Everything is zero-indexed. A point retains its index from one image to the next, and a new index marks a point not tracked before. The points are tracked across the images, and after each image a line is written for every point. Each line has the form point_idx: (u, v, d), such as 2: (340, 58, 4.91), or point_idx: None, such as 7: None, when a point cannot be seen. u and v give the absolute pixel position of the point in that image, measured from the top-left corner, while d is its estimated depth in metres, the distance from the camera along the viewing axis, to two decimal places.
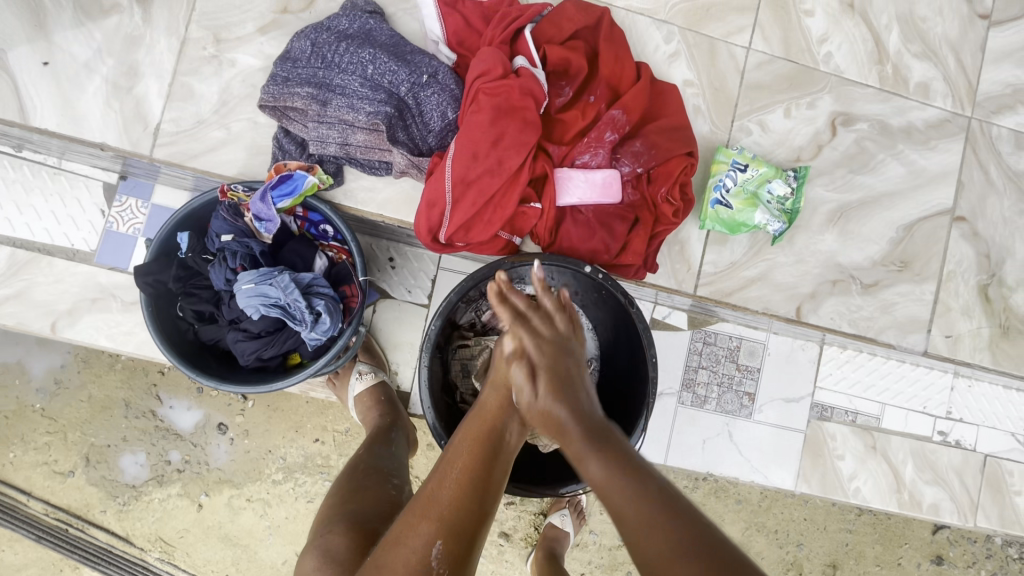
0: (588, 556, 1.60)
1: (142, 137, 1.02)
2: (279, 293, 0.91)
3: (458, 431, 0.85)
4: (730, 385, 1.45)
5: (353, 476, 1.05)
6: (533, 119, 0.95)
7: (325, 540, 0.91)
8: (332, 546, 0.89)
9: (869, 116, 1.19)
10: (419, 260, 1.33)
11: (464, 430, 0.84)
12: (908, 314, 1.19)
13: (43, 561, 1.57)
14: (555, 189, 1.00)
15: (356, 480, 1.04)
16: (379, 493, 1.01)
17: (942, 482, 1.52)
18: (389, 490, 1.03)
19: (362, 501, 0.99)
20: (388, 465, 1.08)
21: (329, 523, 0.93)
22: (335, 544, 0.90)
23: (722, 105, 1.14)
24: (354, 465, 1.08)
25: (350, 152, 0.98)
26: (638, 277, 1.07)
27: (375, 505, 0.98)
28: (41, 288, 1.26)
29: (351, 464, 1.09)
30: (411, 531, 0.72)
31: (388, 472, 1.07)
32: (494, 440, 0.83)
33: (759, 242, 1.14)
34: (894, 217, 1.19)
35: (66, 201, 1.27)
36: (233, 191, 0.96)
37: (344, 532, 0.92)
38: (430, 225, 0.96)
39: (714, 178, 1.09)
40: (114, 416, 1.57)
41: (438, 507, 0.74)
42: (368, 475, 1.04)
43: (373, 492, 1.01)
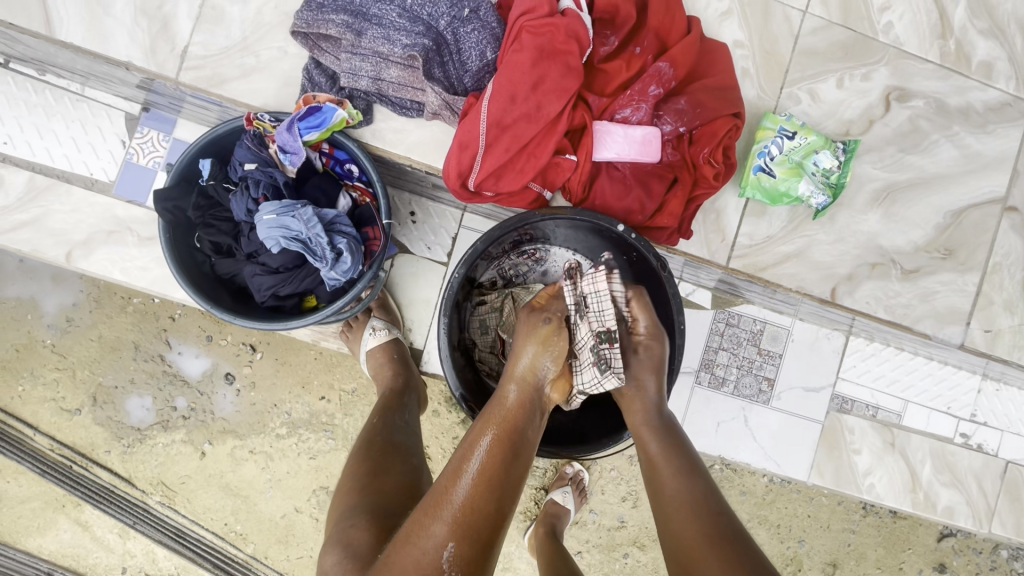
0: (586, 535, 1.59)
1: (168, 59, 0.98)
2: (301, 226, 0.87)
3: (476, 430, 0.80)
4: (749, 369, 1.41)
5: (369, 454, 0.99)
6: (575, 64, 0.90)
7: (346, 532, 0.84)
8: (354, 539, 0.82)
9: (926, 93, 1.12)
10: (441, 217, 1.29)
11: (486, 419, 0.80)
12: (948, 304, 1.14)
13: (46, 495, 1.58)
14: (592, 142, 0.96)
15: (376, 461, 0.98)
16: (398, 475, 0.96)
17: (958, 485, 1.48)
18: (408, 470, 0.98)
19: (382, 486, 0.93)
20: (404, 441, 1.05)
21: (351, 515, 0.86)
22: (356, 541, 0.82)
23: (772, 70, 1.08)
24: (369, 442, 1.02)
25: (382, 88, 0.94)
26: (670, 242, 1.03)
27: (396, 493, 0.92)
28: (57, 216, 1.24)
29: (365, 439, 1.04)
30: (422, 531, 0.68)
31: (406, 451, 1.03)
32: (514, 439, 0.79)
33: (798, 217, 1.09)
34: (941, 202, 1.13)
35: (88, 129, 1.25)
36: (259, 120, 0.92)
37: (366, 526, 0.84)
38: (461, 168, 0.92)
39: (758, 144, 1.03)
40: (123, 358, 1.56)
41: (453, 509, 0.69)
42: (385, 455, 1.00)
43: (393, 474, 0.96)
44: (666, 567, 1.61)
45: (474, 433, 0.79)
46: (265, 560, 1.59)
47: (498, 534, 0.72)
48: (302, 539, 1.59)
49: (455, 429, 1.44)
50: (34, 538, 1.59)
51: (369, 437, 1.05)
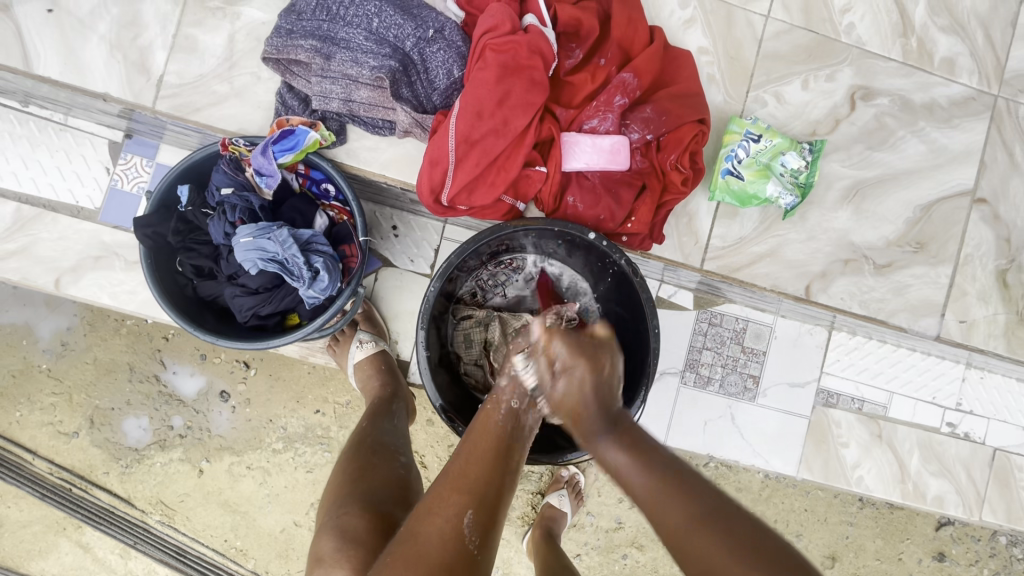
0: (584, 537, 1.60)
1: (144, 89, 1.00)
2: (277, 248, 0.90)
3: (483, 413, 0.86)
4: (734, 367, 1.43)
5: (358, 453, 1.03)
6: (540, 79, 0.92)
7: (341, 520, 0.90)
8: (349, 527, 0.88)
9: (891, 91, 1.14)
10: (422, 230, 1.31)
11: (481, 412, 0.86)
12: (922, 296, 1.16)
13: (47, 519, 1.60)
14: (561, 153, 0.98)
15: (364, 458, 1.02)
16: (388, 472, 1.00)
17: (947, 473, 1.49)
18: (397, 468, 1.01)
19: (372, 479, 0.97)
20: (392, 441, 1.07)
21: (343, 505, 0.92)
22: (353, 527, 0.88)
23: (737, 74, 1.11)
24: (358, 443, 1.05)
25: (353, 109, 0.96)
26: (643, 247, 1.06)
27: (386, 486, 0.97)
28: (45, 244, 1.26)
29: (355, 440, 1.07)
30: (442, 505, 0.71)
31: (395, 450, 1.05)
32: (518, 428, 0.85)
33: (769, 217, 1.11)
34: (911, 196, 1.15)
35: (72, 158, 1.27)
36: (234, 145, 0.95)
37: (360, 513, 0.90)
38: (433, 185, 0.95)
39: (725, 148, 1.05)
40: (118, 380, 1.58)
41: (471, 479, 0.74)
42: (374, 453, 1.03)
43: (382, 471, 0.99)
44: (665, 567, 1.62)
45: (480, 417, 0.85)
46: (266, 574, 1.61)
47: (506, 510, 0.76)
48: (302, 552, 1.61)
49: (448, 438, 1.45)
50: (36, 561, 1.60)
51: (357, 439, 1.08)
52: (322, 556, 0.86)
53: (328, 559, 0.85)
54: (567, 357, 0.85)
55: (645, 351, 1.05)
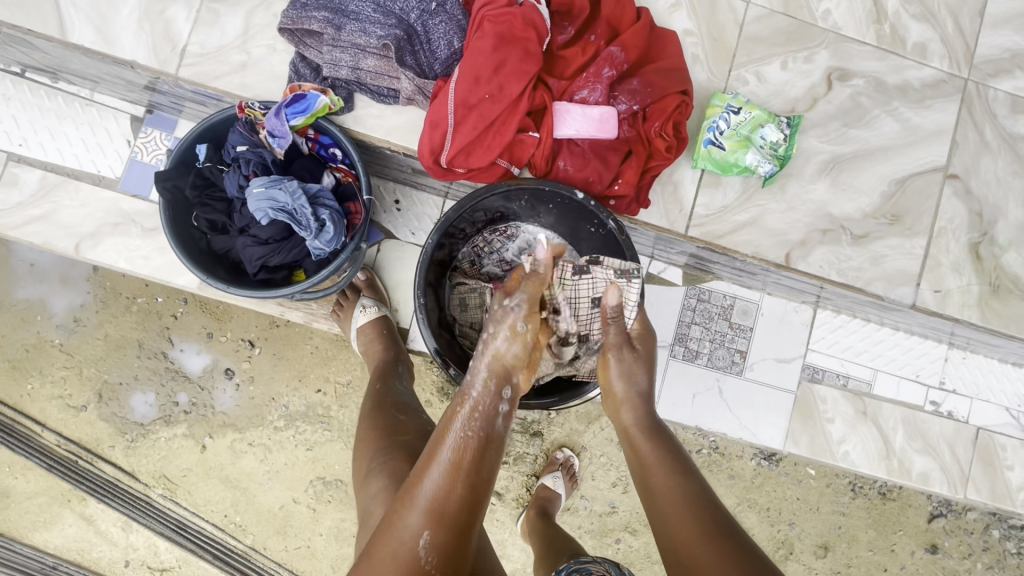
0: (577, 520, 1.63)
1: (169, 57, 1.09)
2: (288, 199, 0.96)
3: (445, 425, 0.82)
4: (722, 343, 1.48)
5: (384, 412, 1.13)
6: (533, 49, 1.00)
7: (389, 463, 1.01)
8: (397, 470, 0.99)
9: (866, 73, 1.22)
10: (423, 204, 1.38)
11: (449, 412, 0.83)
12: (898, 267, 1.21)
13: (53, 491, 1.64)
14: (553, 120, 1.05)
15: (391, 415, 1.13)
16: (416, 425, 1.12)
17: (932, 451, 1.53)
18: (422, 421, 1.15)
19: (407, 433, 1.10)
20: (410, 400, 1.19)
21: (390, 452, 1.03)
22: (399, 467, 1.00)
23: (720, 53, 1.18)
24: (380, 402, 1.15)
25: (361, 77, 1.04)
26: (630, 212, 1.12)
27: (420, 437, 1.09)
28: (67, 210, 1.33)
29: (375, 400, 1.16)
30: (399, 523, 0.74)
31: (414, 408, 1.17)
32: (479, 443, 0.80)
33: (751, 187, 1.17)
34: (886, 172, 1.21)
35: (96, 131, 1.35)
36: (250, 109, 1.03)
37: (407, 459, 1.02)
38: (433, 146, 1.01)
39: (708, 120, 1.12)
40: (127, 356, 1.64)
41: (425, 502, 0.74)
42: (399, 411, 1.15)
43: (411, 425, 1.12)
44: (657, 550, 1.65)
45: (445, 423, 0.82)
46: (265, 551, 1.64)
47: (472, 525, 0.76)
48: (301, 529, 1.65)
49: (445, 411, 1.50)
50: (41, 532, 1.65)
51: (375, 398, 1.17)
52: (373, 494, 0.97)
53: (378, 495, 0.96)
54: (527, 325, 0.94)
55: None
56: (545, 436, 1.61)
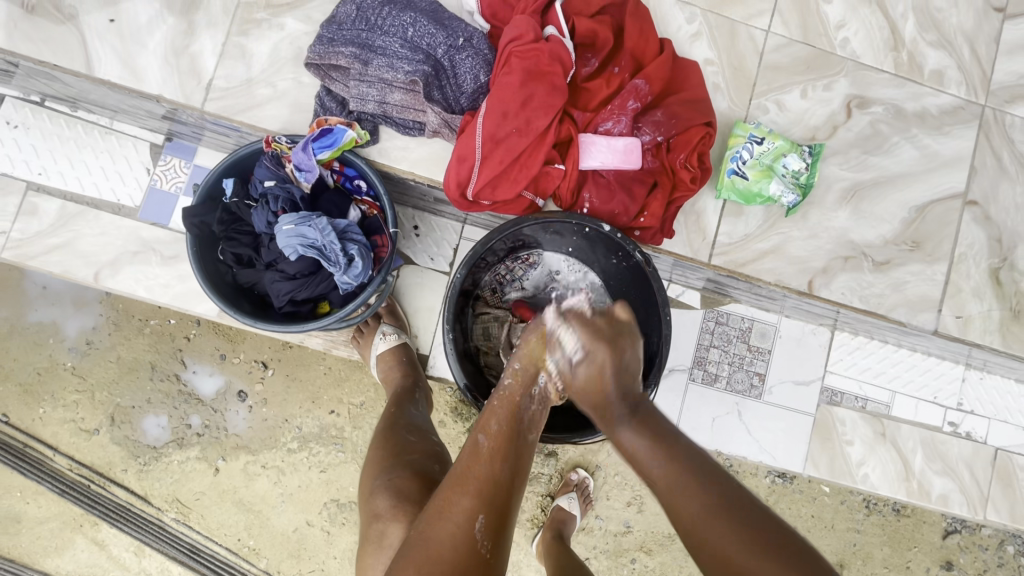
0: (593, 541, 1.62)
1: (195, 91, 1.09)
2: (317, 235, 0.96)
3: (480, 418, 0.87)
4: (741, 365, 1.48)
5: (394, 431, 1.08)
6: (560, 84, 1.01)
7: (392, 483, 0.96)
8: (402, 488, 0.95)
9: (885, 100, 1.23)
10: (442, 229, 1.38)
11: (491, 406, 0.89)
12: (919, 293, 1.21)
13: (64, 515, 1.63)
14: (578, 152, 1.05)
15: (400, 434, 1.08)
16: (425, 444, 1.06)
17: (951, 473, 1.53)
18: (433, 445, 1.07)
19: (414, 451, 1.03)
20: (422, 423, 1.13)
21: (394, 469, 0.98)
22: (406, 486, 0.95)
23: (741, 83, 1.19)
24: (392, 423, 1.11)
25: (387, 110, 1.05)
26: (654, 241, 1.12)
27: (425, 457, 1.03)
28: (86, 239, 1.33)
29: (387, 422, 1.12)
30: (453, 505, 0.75)
31: (426, 429, 1.11)
32: (510, 431, 0.85)
33: (773, 215, 1.18)
34: (906, 198, 1.22)
35: (115, 159, 1.35)
36: (277, 143, 1.02)
37: (410, 476, 0.97)
38: (460, 179, 1.02)
39: (731, 150, 1.13)
40: (140, 378, 1.63)
41: (477, 480, 0.77)
42: (411, 432, 1.09)
43: (421, 446, 1.05)
44: (673, 571, 1.63)
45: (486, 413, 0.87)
46: (277, 574, 1.63)
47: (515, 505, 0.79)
48: (315, 553, 1.63)
49: (460, 430, 1.47)
50: (52, 558, 1.63)
51: (389, 420, 1.13)
52: (379, 513, 0.92)
53: (387, 513, 0.91)
54: (586, 343, 0.89)
55: (657, 340, 1.10)
56: (561, 456, 1.60)
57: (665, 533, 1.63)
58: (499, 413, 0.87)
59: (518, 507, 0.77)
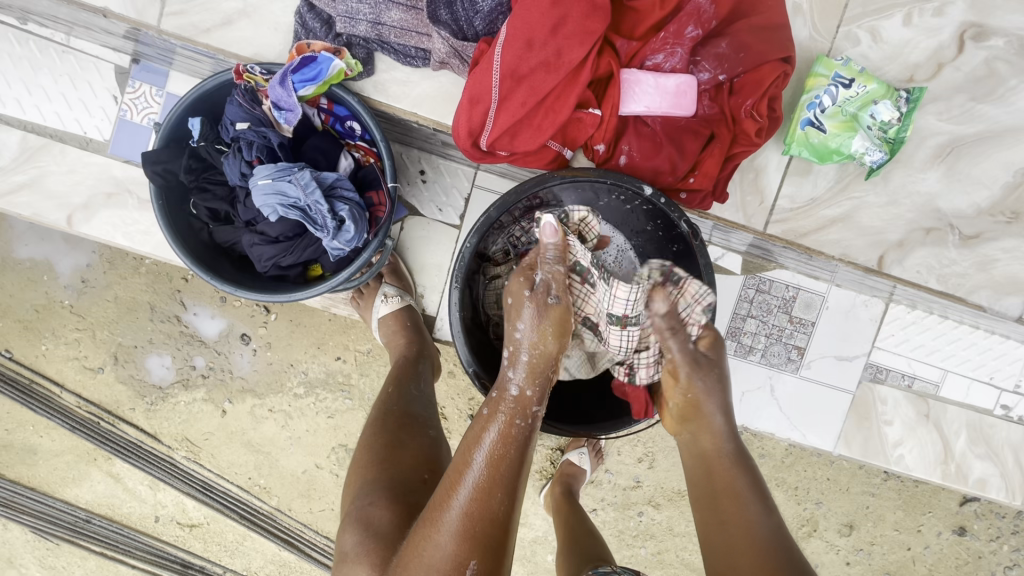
0: (601, 494, 1.50)
1: (148, 6, 0.96)
2: (299, 193, 0.81)
3: (473, 432, 0.75)
4: (779, 338, 1.33)
5: (385, 428, 0.93)
6: (601, 3, 0.79)
7: (364, 510, 0.81)
8: (374, 519, 0.80)
9: (1009, 30, 0.97)
10: (452, 175, 1.19)
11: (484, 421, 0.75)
12: (1009, 273, 1.03)
13: (78, 449, 1.50)
14: (619, 94, 0.85)
15: (391, 432, 0.93)
16: (417, 449, 0.91)
17: (993, 457, 1.41)
18: (427, 445, 0.93)
19: (400, 462, 0.88)
20: (420, 412, 0.99)
21: (369, 493, 0.83)
22: (378, 519, 0.79)
23: (829, 5, 0.94)
24: (385, 413, 0.97)
25: (382, 33, 0.86)
26: (704, 207, 0.94)
27: (414, 469, 0.88)
28: (54, 177, 1.18)
29: (381, 411, 0.98)
30: (431, 543, 0.67)
31: (423, 422, 0.97)
32: (513, 451, 0.73)
33: (847, 176, 0.98)
34: (1013, 158, 1.00)
35: (77, 84, 1.17)
36: (250, 73, 0.85)
37: (385, 503, 0.81)
38: (472, 126, 0.83)
39: (808, 94, 0.92)
40: (139, 319, 1.45)
41: (462, 520, 0.67)
42: (402, 428, 0.94)
43: (411, 450, 0.91)
44: (682, 525, 1.51)
45: (484, 422, 0.75)
46: (289, 512, 1.51)
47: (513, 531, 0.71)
48: (325, 495, 1.51)
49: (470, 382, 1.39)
50: (70, 488, 1.52)
51: (385, 405, 1.00)
52: (345, 552, 0.79)
53: (352, 555, 0.77)
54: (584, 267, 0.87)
55: None
56: None
57: (676, 488, 1.49)
58: (507, 425, 0.75)
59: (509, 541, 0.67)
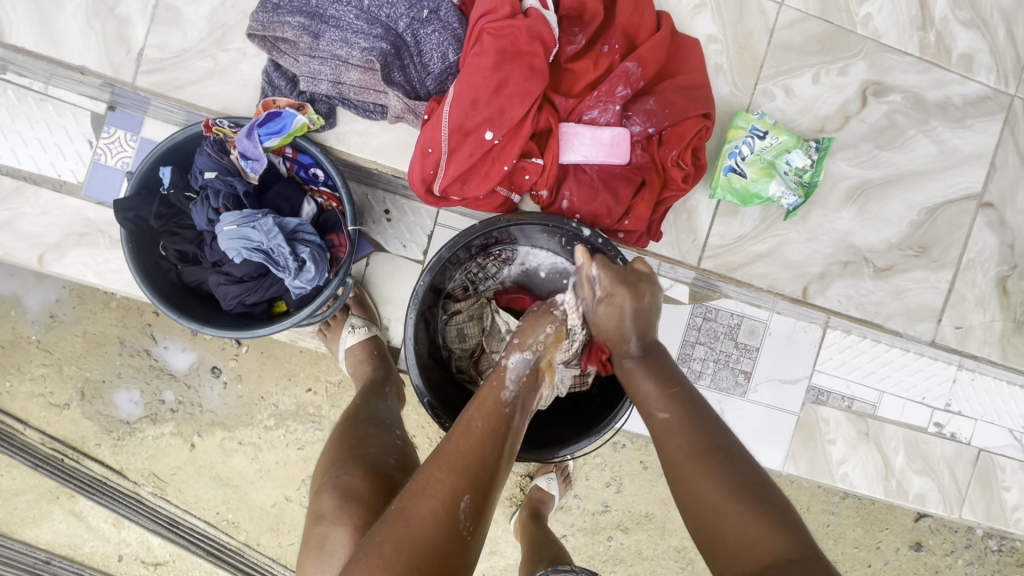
0: (571, 519, 1.54)
1: (126, 63, 1.03)
2: (262, 237, 0.87)
3: (473, 399, 0.81)
4: (727, 362, 1.41)
5: (355, 425, 1.02)
6: (539, 66, 0.89)
7: (340, 480, 0.92)
8: (351, 486, 0.90)
9: (905, 87, 1.10)
10: (415, 214, 1.27)
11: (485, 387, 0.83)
12: (920, 301, 1.14)
13: (41, 487, 1.49)
14: (559, 145, 0.95)
15: (360, 427, 1.02)
16: (384, 439, 1.00)
17: (932, 472, 1.50)
18: (395, 439, 1.01)
19: (369, 445, 0.98)
20: (387, 415, 1.06)
21: (343, 466, 0.93)
22: (354, 486, 0.90)
23: (746, 65, 1.06)
24: (355, 415, 1.05)
25: (343, 92, 0.93)
26: (640, 244, 1.03)
27: (384, 451, 0.97)
28: (27, 219, 1.22)
29: (350, 415, 1.06)
30: (437, 483, 0.69)
31: (390, 422, 1.05)
32: (505, 414, 0.80)
33: (770, 216, 1.08)
34: (916, 199, 1.12)
35: (53, 129, 1.22)
36: (218, 126, 0.92)
37: (361, 475, 0.92)
38: (425, 175, 0.91)
39: (729, 144, 1.02)
40: (108, 353, 1.47)
41: (464, 460, 0.72)
42: (371, 424, 1.02)
43: (380, 439, 0.99)
44: (649, 549, 1.56)
45: (485, 389, 0.82)
46: (257, 547, 1.52)
47: (501, 481, 0.76)
48: (295, 527, 1.52)
49: None
50: (31, 528, 1.50)
51: (352, 410, 1.07)
52: (323, 514, 0.88)
53: (330, 516, 0.87)
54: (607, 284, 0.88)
55: None
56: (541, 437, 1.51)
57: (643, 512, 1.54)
58: (498, 392, 0.82)
59: (503, 482, 0.73)
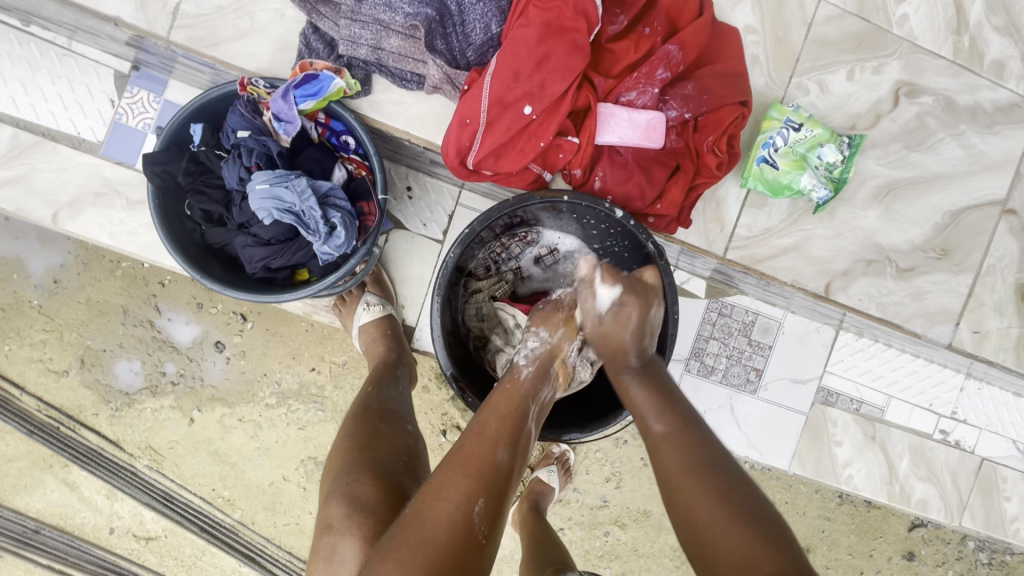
0: (569, 513, 1.52)
1: (160, 17, 1.02)
2: (295, 199, 0.86)
3: (488, 402, 0.79)
4: (739, 359, 1.41)
5: (367, 421, 0.98)
6: (582, 43, 0.88)
7: (350, 488, 0.87)
8: (359, 496, 0.85)
9: (936, 90, 1.11)
10: (437, 193, 1.26)
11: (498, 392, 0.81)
12: (939, 304, 1.15)
13: (33, 455, 1.46)
14: (596, 124, 0.94)
15: (373, 425, 0.98)
16: (396, 441, 0.96)
17: (934, 479, 1.51)
18: (405, 437, 0.98)
19: (380, 448, 0.94)
20: (397, 408, 1.03)
21: (352, 472, 0.89)
22: (364, 494, 0.85)
23: (782, 58, 1.06)
24: (365, 407, 1.01)
25: (381, 58, 0.93)
26: (668, 230, 1.03)
27: (394, 454, 0.94)
28: (43, 174, 1.20)
29: (361, 407, 1.02)
30: (448, 486, 0.66)
31: (402, 418, 1.02)
32: (517, 419, 0.77)
33: (798, 210, 1.08)
34: (942, 201, 1.13)
35: (75, 85, 1.20)
36: (253, 86, 0.91)
37: (372, 482, 0.87)
38: (460, 146, 0.90)
39: (763, 134, 1.02)
40: (111, 322, 1.44)
41: (476, 462, 0.69)
42: (383, 421, 0.99)
43: (390, 441, 0.96)
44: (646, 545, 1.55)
45: (499, 392, 0.81)
46: (252, 526, 1.49)
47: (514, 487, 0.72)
48: (291, 508, 1.50)
49: (444, 396, 1.40)
50: (21, 497, 1.47)
51: (363, 403, 1.04)
52: (332, 524, 0.84)
53: (339, 526, 0.83)
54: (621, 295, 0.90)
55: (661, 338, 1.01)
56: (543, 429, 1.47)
57: (642, 509, 1.53)
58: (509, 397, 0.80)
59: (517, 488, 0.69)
